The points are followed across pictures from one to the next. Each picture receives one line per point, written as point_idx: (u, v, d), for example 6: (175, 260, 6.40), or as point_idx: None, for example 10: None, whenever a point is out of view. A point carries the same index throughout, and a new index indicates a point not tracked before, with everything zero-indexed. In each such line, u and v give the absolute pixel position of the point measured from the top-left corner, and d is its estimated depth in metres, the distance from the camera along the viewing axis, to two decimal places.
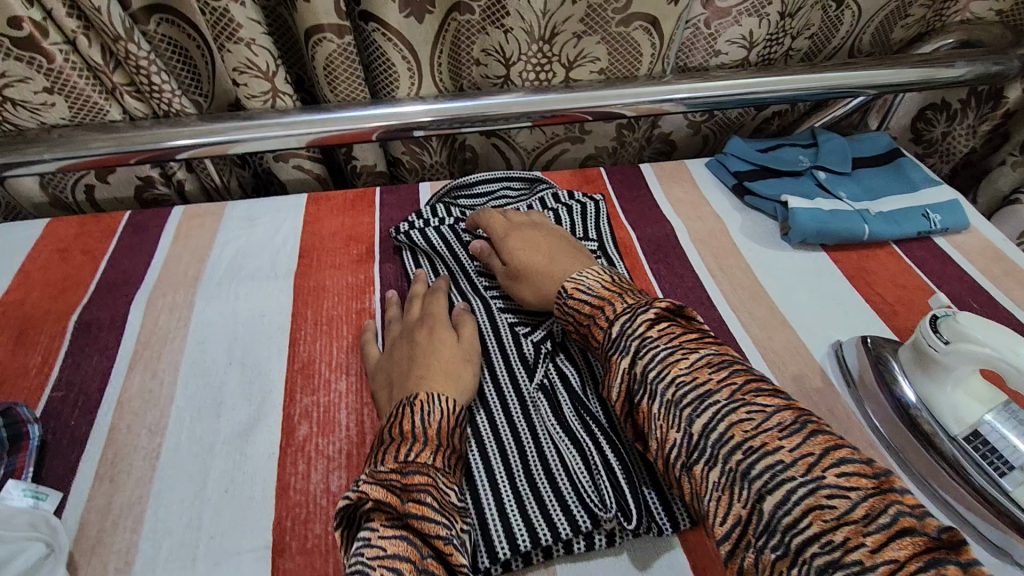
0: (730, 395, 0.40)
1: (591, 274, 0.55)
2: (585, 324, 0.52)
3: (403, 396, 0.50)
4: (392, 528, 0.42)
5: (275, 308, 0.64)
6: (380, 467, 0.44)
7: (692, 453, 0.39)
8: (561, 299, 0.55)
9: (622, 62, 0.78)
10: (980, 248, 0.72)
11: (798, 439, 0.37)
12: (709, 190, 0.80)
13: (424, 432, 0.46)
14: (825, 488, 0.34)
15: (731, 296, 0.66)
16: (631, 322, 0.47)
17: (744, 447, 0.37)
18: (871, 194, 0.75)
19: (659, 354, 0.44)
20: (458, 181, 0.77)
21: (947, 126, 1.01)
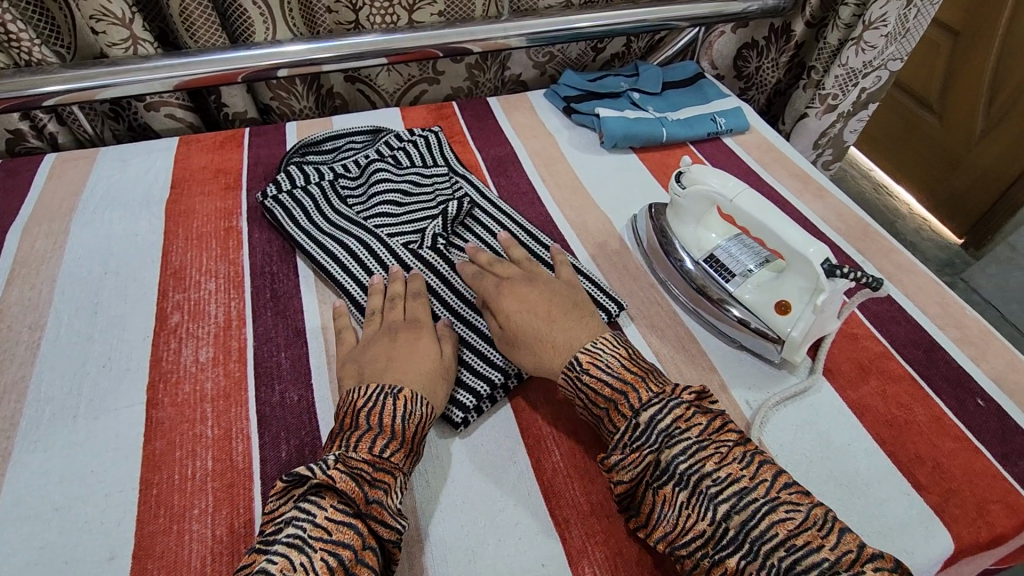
0: (766, 493, 0.42)
1: (607, 345, 0.52)
2: (599, 406, 0.49)
3: (383, 384, 0.50)
4: (342, 513, 0.42)
5: (148, 229, 0.71)
6: (352, 453, 0.45)
7: (694, 512, 0.42)
8: (572, 371, 0.51)
9: (456, 5, 0.91)
10: (757, 143, 0.88)
11: (754, 469, 0.43)
12: (544, 114, 0.92)
13: (395, 429, 0.47)
14: (782, 505, 0.41)
15: (555, 192, 0.79)
16: (666, 411, 0.46)
17: (725, 505, 0.41)
18: (673, 106, 0.90)
19: (687, 442, 0.44)
20: (305, 140, 0.81)
21: (758, 61, 1.19)
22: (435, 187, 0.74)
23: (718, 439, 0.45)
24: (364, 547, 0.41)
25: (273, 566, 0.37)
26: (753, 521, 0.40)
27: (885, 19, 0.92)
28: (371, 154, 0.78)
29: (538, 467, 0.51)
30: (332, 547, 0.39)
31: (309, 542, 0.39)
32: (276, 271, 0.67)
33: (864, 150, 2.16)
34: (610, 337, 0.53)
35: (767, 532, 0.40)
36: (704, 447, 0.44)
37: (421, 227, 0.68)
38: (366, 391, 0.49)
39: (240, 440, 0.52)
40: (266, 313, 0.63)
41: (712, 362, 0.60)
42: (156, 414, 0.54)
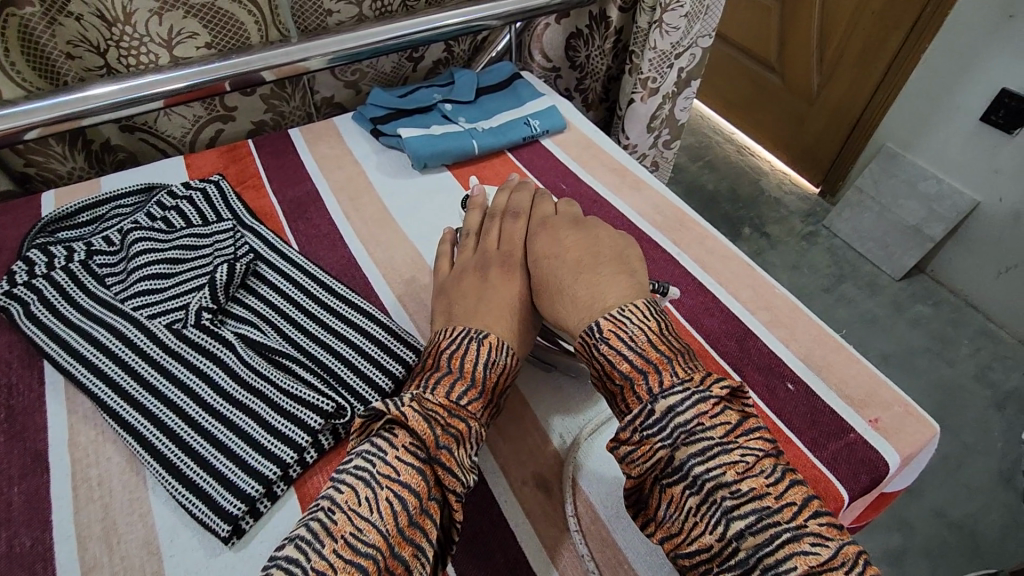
0: (792, 518, 0.37)
1: (635, 314, 0.49)
2: (615, 382, 0.46)
3: (472, 329, 0.52)
4: (411, 456, 0.41)
5: None
6: (429, 396, 0.45)
7: (705, 524, 0.38)
8: (592, 337, 0.48)
9: (225, 35, 0.81)
10: (576, 141, 0.86)
11: (781, 488, 0.38)
12: (352, 139, 0.85)
13: (480, 378, 0.48)
14: (809, 536, 0.36)
15: (360, 229, 0.72)
16: (689, 400, 0.42)
17: (741, 525, 0.37)
18: (487, 114, 0.86)
19: (709, 442, 0.40)
20: (51, 215, 0.68)
21: (587, 50, 1.19)
22: (212, 247, 0.65)
23: (748, 446, 0.40)
24: (429, 496, 0.40)
25: (339, 496, 0.39)
26: (772, 552, 0.36)
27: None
28: (136, 221, 0.68)
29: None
30: (398, 488, 0.39)
31: (376, 478, 0.39)
32: (14, 382, 0.56)
33: (724, 115, 2.24)
34: (645, 305, 0.50)
35: (784, 563, 0.35)
36: (729, 453, 0.39)
37: (188, 300, 0.59)
38: (456, 333, 0.51)
39: None
40: None
41: (525, 394, 0.56)
42: None
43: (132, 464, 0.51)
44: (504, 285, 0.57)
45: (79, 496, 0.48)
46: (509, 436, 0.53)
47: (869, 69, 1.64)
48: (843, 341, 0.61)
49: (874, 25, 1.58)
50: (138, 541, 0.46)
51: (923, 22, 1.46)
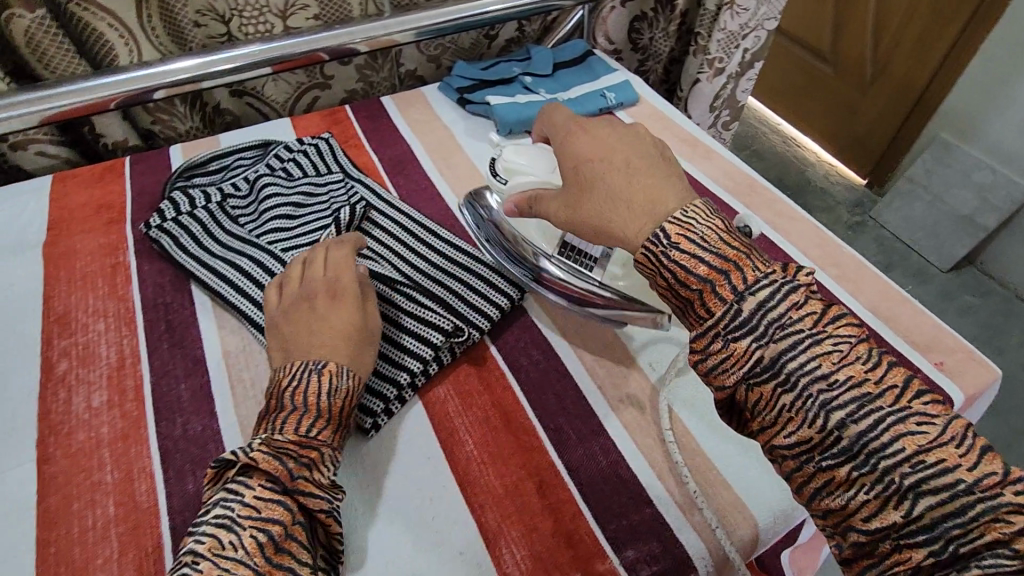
0: (893, 401, 0.38)
1: (699, 214, 0.46)
2: (688, 288, 0.44)
3: (309, 359, 0.51)
4: (269, 490, 0.43)
5: (24, 276, 0.67)
6: (278, 435, 0.46)
7: (798, 416, 0.39)
8: (661, 244, 0.45)
9: (332, 7, 0.88)
10: (648, 113, 0.91)
11: (878, 373, 0.39)
12: (439, 107, 0.92)
13: (326, 408, 0.49)
14: (913, 417, 0.37)
15: (455, 186, 0.79)
16: (779, 293, 0.41)
17: (843, 412, 0.38)
18: (564, 86, 0.92)
19: (801, 335, 0.40)
20: (187, 163, 0.78)
21: (651, 32, 1.24)
22: (330, 195, 0.72)
23: (839, 335, 0.40)
24: (293, 522, 0.42)
25: (200, 546, 0.39)
26: (886, 442, 0.37)
27: None
28: (259, 171, 0.76)
29: (451, 458, 0.52)
30: (260, 524, 0.41)
31: (237, 521, 0.41)
32: (170, 302, 0.65)
33: (771, 105, 2.25)
34: (704, 204, 0.47)
35: (891, 446, 0.36)
36: (821, 345, 0.39)
37: (315, 237, 0.67)
38: (293, 369, 0.51)
39: (143, 479, 0.51)
40: (162, 345, 0.61)
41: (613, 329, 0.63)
42: (50, 470, 0.51)
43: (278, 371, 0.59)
44: (338, 309, 0.55)
45: (237, 393, 0.57)
46: (603, 364, 0.60)
47: (926, 57, 1.65)
48: (908, 296, 0.66)
49: (932, 14, 1.58)
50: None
51: (982, 12, 1.47)
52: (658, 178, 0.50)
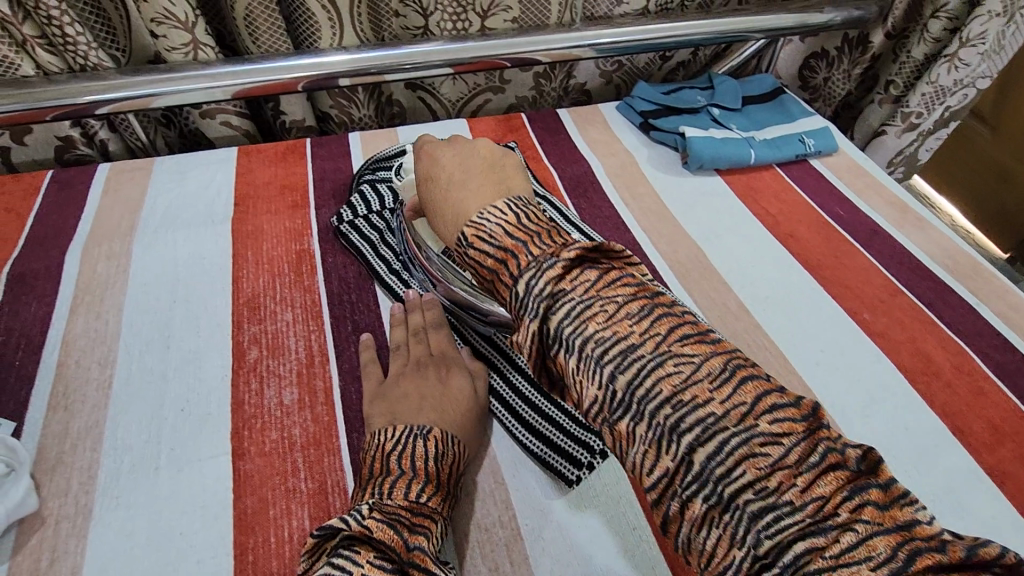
0: (739, 421, 0.32)
1: (495, 213, 0.44)
2: (485, 278, 0.42)
3: (413, 424, 0.48)
4: (381, 571, 0.35)
5: (214, 251, 0.66)
6: (387, 500, 0.41)
7: (642, 438, 0.33)
8: (460, 247, 0.44)
9: (533, 11, 0.84)
10: (847, 166, 0.83)
11: (728, 391, 0.33)
12: (620, 129, 0.87)
13: (433, 474, 0.45)
14: (759, 437, 0.31)
15: (641, 219, 0.74)
16: (542, 278, 0.38)
17: (749, 494, 0.30)
18: (757, 124, 0.85)
19: (642, 360, 0.34)
20: (375, 155, 0.76)
21: (827, 72, 1.13)
22: None
23: (682, 354, 0.34)
24: None
25: None
26: (803, 545, 0.28)
27: (984, 36, 0.88)
28: None
29: (661, 535, 0.48)
30: None
31: None
32: (356, 301, 0.63)
33: None
34: (505, 203, 0.44)
35: (734, 471, 0.30)
36: (663, 365, 0.34)
37: None
38: (396, 434, 0.47)
39: (337, 494, 0.48)
40: (351, 348, 0.59)
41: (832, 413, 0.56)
42: (243, 466, 0.50)
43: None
44: (445, 387, 0.52)
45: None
46: None
47: None
48: None
49: None
50: (485, 467, 0.52)
51: None
52: (466, 191, 0.48)
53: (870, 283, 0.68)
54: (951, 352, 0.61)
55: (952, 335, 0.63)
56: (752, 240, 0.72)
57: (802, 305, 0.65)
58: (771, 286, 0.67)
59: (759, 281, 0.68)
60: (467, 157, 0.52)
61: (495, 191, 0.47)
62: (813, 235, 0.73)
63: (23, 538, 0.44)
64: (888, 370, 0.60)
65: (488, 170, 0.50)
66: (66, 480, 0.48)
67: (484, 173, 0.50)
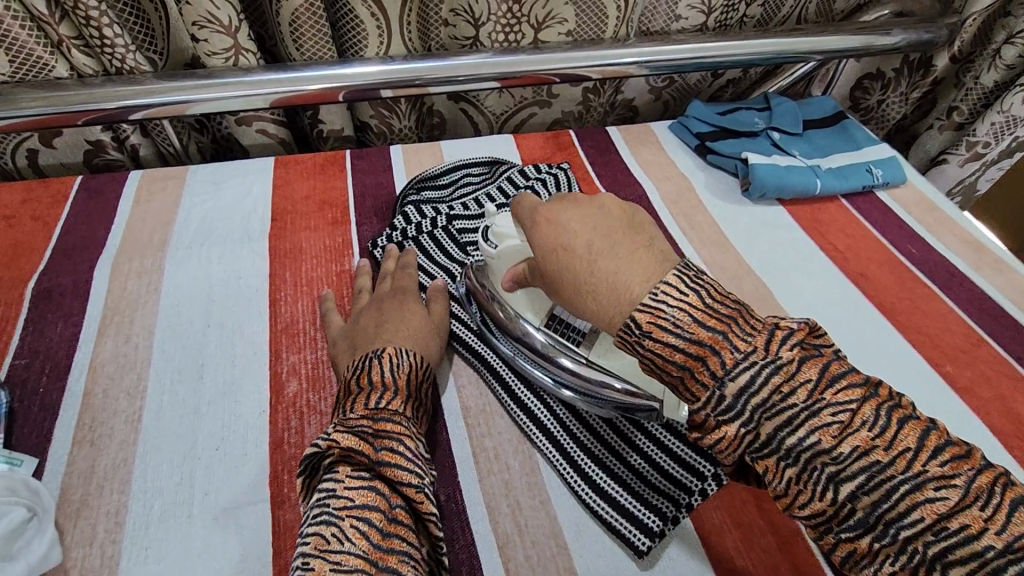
0: (766, 352, 0.35)
1: (670, 292, 0.36)
2: (670, 375, 0.37)
3: (370, 350, 0.50)
4: (359, 479, 0.39)
5: (251, 270, 0.62)
6: (348, 415, 0.44)
7: (811, 496, 0.34)
8: (629, 335, 0.37)
9: (588, 24, 0.80)
10: (916, 200, 0.79)
11: (890, 436, 0.33)
12: (673, 151, 0.83)
13: (394, 382, 0.47)
14: (933, 483, 0.32)
15: (701, 249, 0.69)
16: (762, 377, 0.34)
17: (930, 537, 0.31)
18: (821, 151, 0.81)
19: (674, 302, 0.36)
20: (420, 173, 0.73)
21: (882, 94, 1.07)
22: None
23: (837, 402, 0.34)
24: (392, 507, 0.38)
25: (308, 547, 0.36)
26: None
27: None
28: (494, 193, 0.70)
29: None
30: (357, 513, 0.37)
31: (334, 514, 0.37)
32: None
33: None
34: (677, 276, 0.37)
35: (907, 516, 0.32)
36: (817, 416, 0.34)
37: None
38: (356, 362, 0.49)
39: None
40: None
41: None
42: (283, 516, 0.45)
43: (522, 443, 0.52)
44: (406, 312, 0.54)
45: (483, 465, 0.50)
46: None
47: None
48: None
49: None
50: (545, 530, 0.47)
51: None
52: (616, 260, 0.39)
53: (951, 330, 0.63)
54: None
55: None
56: (820, 278, 0.67)
57: (881, 353, 0.60)
58: (844, 330, 0.62)
59: (831, 324, 0.63)
60: (597, 218, 0.42)
61: (654, 260, 0.39)
62: (886, 275, 0.68)
63: None
64: (978, 431, 0.55)
65: (626, 231, 0.41)
66: (92, 527, 0.44)
67: (626, 237, 0.41)
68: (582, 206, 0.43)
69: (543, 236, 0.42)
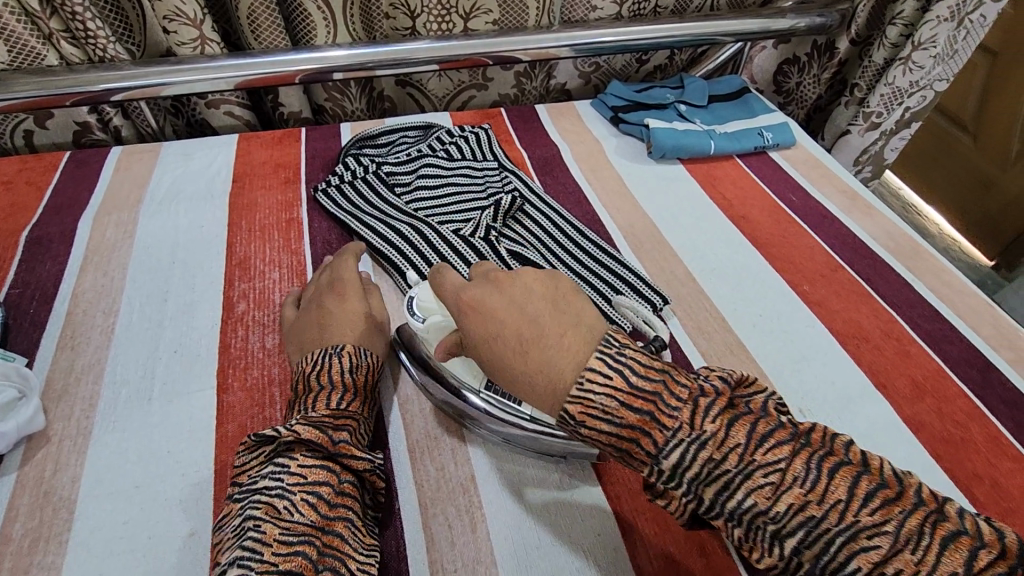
0: (739, 461, 0.36)
1: (596, 382, 0.39)
2: (619, 453, 0.40)
3: (325, 347, 0.54)
4: (313, 459, 0.45)
5: (212, 220, 0.73)
6: (310, 412, 0.48)
7: (683, 496, 0.38)
8: (567, 424, 0.40)
9: (512, 13, 0.92)
10: (803, 158, 0.90)
11: (822, 489, 0.35)
12: (591, 121, 0.94)
13: (351, 383, 0.52)
14: (864, 532, 0.34)
15: (604, 198, 0.80)
16: (692, 454, 0.37)
17: (763, 516, 0.35)
18: (720, 119, 0.92)
19: (706, 462, 0.36)
20: (360, 134, 0.84)
21: (799, 77, 1.19)
22: (485, 181, 0.77)
23: (767, 463, 0.36)
24: (341, 482, 0.44)
25: (258, 511, 0.40)
26: (825, 552, 0.34)
27: (935, 40, 0.94)
28: (423, 152, 0.81)
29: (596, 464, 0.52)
30: (310, 488, 0.43)
31: (288, 488, 0.42)
32: None
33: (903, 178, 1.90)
34: (598, 356, 0.40)
35: (846, 564, 0.34)
36: (698, 442, 0.37)
37: (471, 217, 0.72)
38: (312, 356, 0.53)
39: None
40: None
41: (765, 368, 0.61)
42: (227, 399, 0.56)
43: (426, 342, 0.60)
44: (348, 319, 0.58)
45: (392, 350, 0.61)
46: None
47: None
48: None
49: None
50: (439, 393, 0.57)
51: None
52: (550, 349, 0.42)
53: (814, 260, 0.73)
54: (882, 318, 0.66)
55: (888, 308, 0.68)
56: (706, 220, 0.78)
57: (749, 277, 0.70)
58: (719, 258, 0.73)
59: (710, 256, 0.73)
60: (525, 290, 0.47)
61: (579, 343, 0.42)
62: (765, 218, 0.78)
63: (31, 452, 0.51)
64: (819, 333, 0.65)
65: (554, 311, 0.45)
66: (69, 408, 0.54)
67: (563, 318, 0.44)
68: (513, 285, 0.47)
69: (472, 325, 0.46)
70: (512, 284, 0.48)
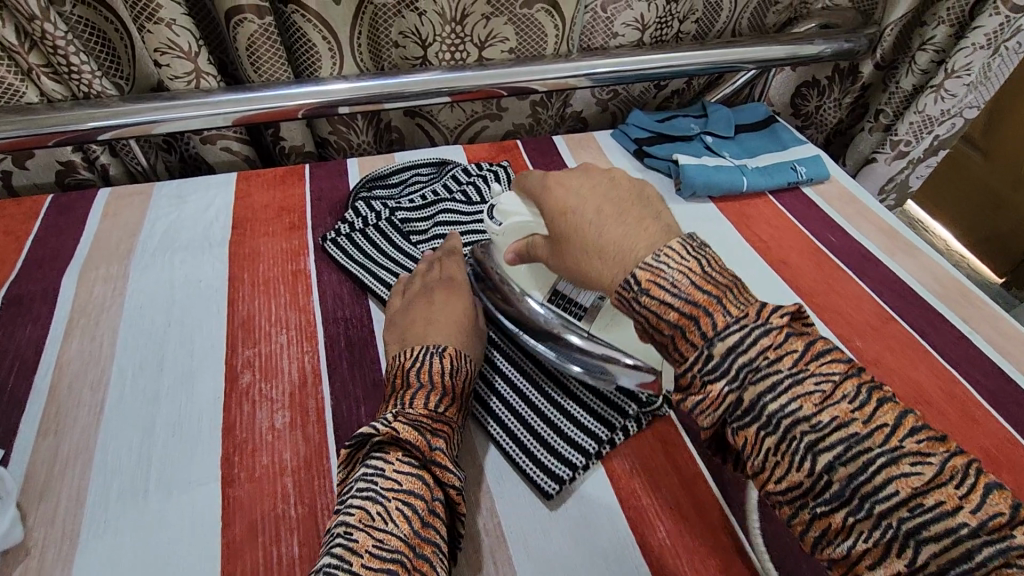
0: (885, 441, 0.33)
1: (673, 257, 0.40)
2: (663, 332, 0.40)
3: (428, 344, 0.54)
4: (408, 466, 0.44)
5: (210, 274, 0.67)
6: (409, 410, 0.48)
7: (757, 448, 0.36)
8: (629, 291, 0.40)
9: (529, 42, 0.86)
10: (838, 193, 0.85)
11: (869, 411, 0.34)
12: (613, 154, 0.89)
13: (450, 387, 0.51)
14: (907, 456, 0.32)
15: None
16: (750, 343, 0.36)
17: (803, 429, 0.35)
18: (749, 152, 0.87)
19: (778, 376, 0.36)
20: (370, 174, 0.78)
21: (819, 100, 1.13)
22: None
23: (821, 372, 0.35)
24: (433, 498, 0.43)
25: (351, 518, 0.40)
26: (861, 469, 0.33)
27: (970, 67, 0.89)
28: (439, 194, 0.75)
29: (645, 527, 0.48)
30: (403, 497, 0.42)
31: (381, 493, 0.42)
32: (350, 316, 0.64)
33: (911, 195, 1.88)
34: (681, 243, 0.40)
35: (883, 487, 0.32)
36: (800, 383, 0.35)
37: None
38: (415, 350, 0.54)
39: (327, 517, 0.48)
40: (343, 366, 0.59)
41: None
42: (233, 492, 0.49)
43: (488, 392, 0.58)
44: (449, 306, 0.59)
45: None
46: None
47: None
48: None
49: None
50: (472, 477, 0.51)
51: None
52: (623, 228, 0.43)
53: (862, 310, 0.68)
54: (941, 375, 0.62)
55: (945, 365, 0.63)
56: (744, 265, 0.73)
57: None
58: None
59: None
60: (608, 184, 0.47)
61: (658, 231, 0.42)
62: (805, 263, 0.73)
63: (7, 567, 0.44)
64: None
65: (635, 202, 0.46)
66: (52, 508, 0.47)
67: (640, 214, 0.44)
68: (593, 179, 0.48)
69: (553, 201, 0.47)
70: (598, 175, 0.48)
